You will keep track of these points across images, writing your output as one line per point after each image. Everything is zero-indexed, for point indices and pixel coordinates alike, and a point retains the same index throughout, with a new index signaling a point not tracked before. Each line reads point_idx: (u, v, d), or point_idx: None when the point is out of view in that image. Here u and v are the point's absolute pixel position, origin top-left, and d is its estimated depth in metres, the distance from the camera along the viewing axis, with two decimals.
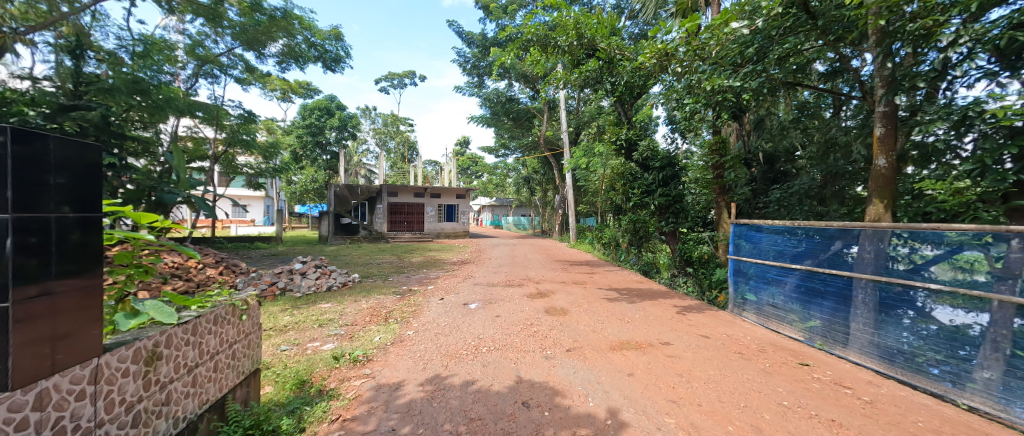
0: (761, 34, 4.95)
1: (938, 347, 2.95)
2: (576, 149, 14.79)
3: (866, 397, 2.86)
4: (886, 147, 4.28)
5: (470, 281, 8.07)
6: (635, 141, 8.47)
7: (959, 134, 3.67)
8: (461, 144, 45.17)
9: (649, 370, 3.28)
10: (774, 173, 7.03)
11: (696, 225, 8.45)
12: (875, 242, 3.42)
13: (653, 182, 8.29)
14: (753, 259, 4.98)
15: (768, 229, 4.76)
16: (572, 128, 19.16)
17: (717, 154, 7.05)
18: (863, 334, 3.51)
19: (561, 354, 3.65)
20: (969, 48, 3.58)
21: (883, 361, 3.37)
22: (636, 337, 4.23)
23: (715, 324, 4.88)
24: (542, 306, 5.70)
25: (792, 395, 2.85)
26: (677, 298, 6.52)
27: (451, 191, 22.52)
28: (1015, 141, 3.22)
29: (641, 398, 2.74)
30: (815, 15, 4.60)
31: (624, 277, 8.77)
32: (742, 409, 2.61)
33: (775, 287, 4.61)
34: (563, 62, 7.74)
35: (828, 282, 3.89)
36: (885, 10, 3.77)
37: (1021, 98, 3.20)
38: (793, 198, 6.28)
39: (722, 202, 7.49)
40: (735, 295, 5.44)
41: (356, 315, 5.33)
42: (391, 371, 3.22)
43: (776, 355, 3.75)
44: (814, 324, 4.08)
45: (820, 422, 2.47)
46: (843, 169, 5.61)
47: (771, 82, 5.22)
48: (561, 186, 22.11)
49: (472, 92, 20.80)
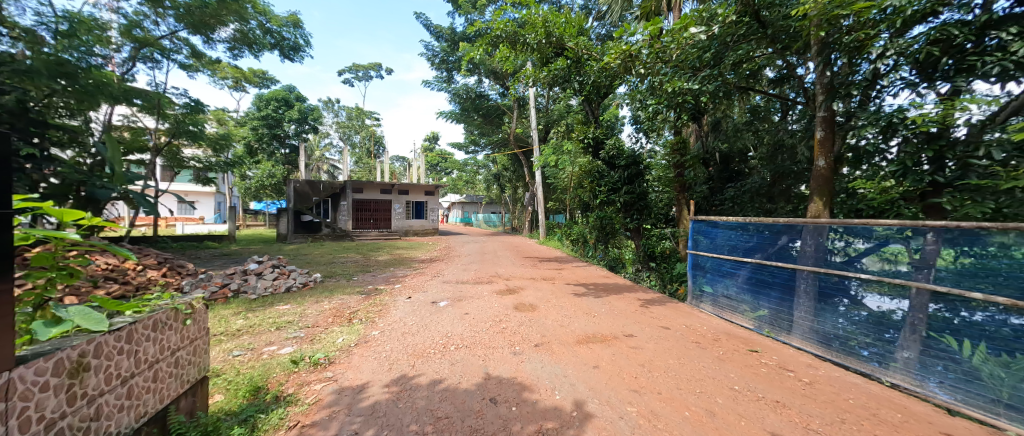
0: (717, 40, 5.20)
1: (868, 331, 3.27)
2: (545, 146, 14.90)
3: (806, 379, 3.12)
4: (824, 149, 4.64)
5: (439, 279, 7.96)
6: (602, 139, 8.76)
7: (887, 138, 4.03)
8: (430, 140, 44.48)
9: (613, 362, 3.39)
10: (729, 173, 7.44)
11: (659, 221, 8.80)
12: (816, 236, 3.74)
13: (618, 181, 8.60)
14: (710, 253, 5.26)
15: (724, 225, 5.05)
16: (542, 126, 19.27)
17: (677, 154, 7.45)
18: (804, 322, 3.83)
19: (529, 350, 3.70)
20: (895, 61, 3.97)
21: (821, 345, 3.68)
22: (602, 331, 4.35)
23: (675, 316, 5.13)
24: (511, 302, 5.73)
25: (742, 380, 3.05)
26: (640, 292, 6.78)
27: (419, 188, 21.96)
28: (931, 145, 3.66)
29: (605, 388, 2.83)
30: (766, 24, 4.98)
31: (591, 273, 8.97)
32: (697, 395, 2.76)
33: (729, 280, 4.90)
34: (532, 60, 7.78)
35: (775, 273, 4.17)
36: (824, 22, 4.11)
37: (936, 106, 3.60)
38: (745, 196, 6.74)
39: (683, 199, 7.86)
40: (693, 288, 5.73)
41: (317, 316, 5.11)
42: (354, 373, 3.12)
43: (728, 344, 4.00)
44: (763, 313, 4.39)
45: (767, 403, 2.66)
46: (788, 170, 6.00)
47: (727, 85, 5.52)
48: (531, 184, 22.21)
49: (441, 87, 20.44)
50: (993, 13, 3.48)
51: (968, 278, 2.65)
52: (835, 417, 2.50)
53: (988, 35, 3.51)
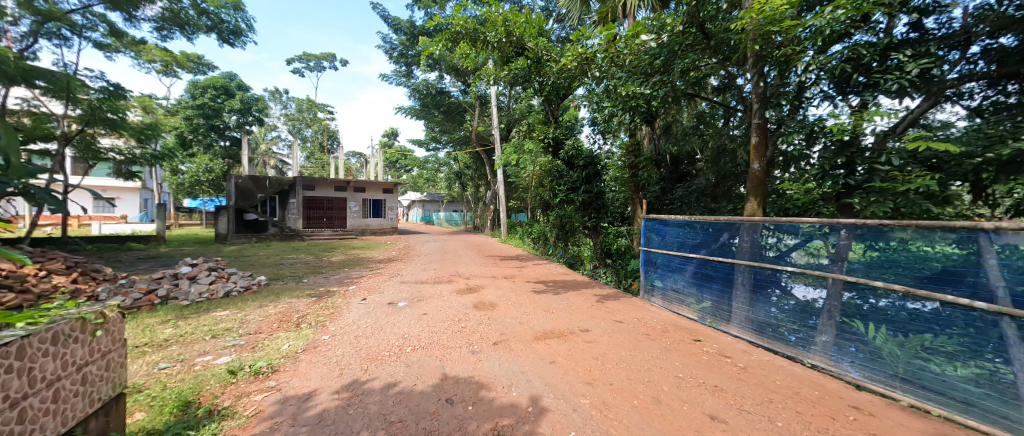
0: (666, 48, 5.54)
1: (794, 318, 3.62)
2: (506, 145, 14.94)
3: (741, 364, 3.41)
4: (759, 153, 5.06)
5: (397, 279, 7.73)
6: (561, 140, 9.04)
7: (810, 144, 4.49)
8: (388, 136, 43.06)
9: (569, 356, 3.48)
10: (678, 174, 7.95)
11: (615, 220, 9.05)
12: (752, 233, 4.08)
13: (577, 180, 8.98)
14: (661, 250, 5.57)
15: (673, 223, 5.35)
16: (504, 125, 19.30)
17: (632, 155, 7.86)
18: (742, 311, 4.17)
19: (487, 348, 3.70)
20: (816, 75, 4.42)
21: (756, 333, 4.02)
22: (559, 327, 4.46)
23: (628, 310, 5.38)
24: (471, 301, 5.70)
25: (686, 368, 3.26)
26: (597, 288, 7.03)
27: (376, 185, 21.08)
28: (845, 151, 4.11)
29: (560, 382, 2.90)
30: (709, 36, 5.36)
31: (551, 270, 9.14)
32: (646, 384, 2.91)
33: (678, 274, 5.21)
34: (493, 58, 7.79)
35: (717, 268, 4.49)
36: (759, 37, 4.46)
37: (849, 117, 4.05)
38: (692, 196, 7.21)
39: (637, 198, 8.20)
40: (645, 283, 6.03)
41: (261, 321, 4.76)
42: (301, 381, 2.95)
43: (675, 334, 4.26)
44: (706, 305, 4.71)
45: (707, 388, 2.87)
46: (730, 172, 6.60)
47: (675, 91, 5.83)
48: (493, 182, 22.17)
49: (399, 82, 19.81)
50: (893, 37, 4.03)
51: (873, 269, 3.01)
52: (764, 397, 2.75)
53: (889, 57, 4.04)
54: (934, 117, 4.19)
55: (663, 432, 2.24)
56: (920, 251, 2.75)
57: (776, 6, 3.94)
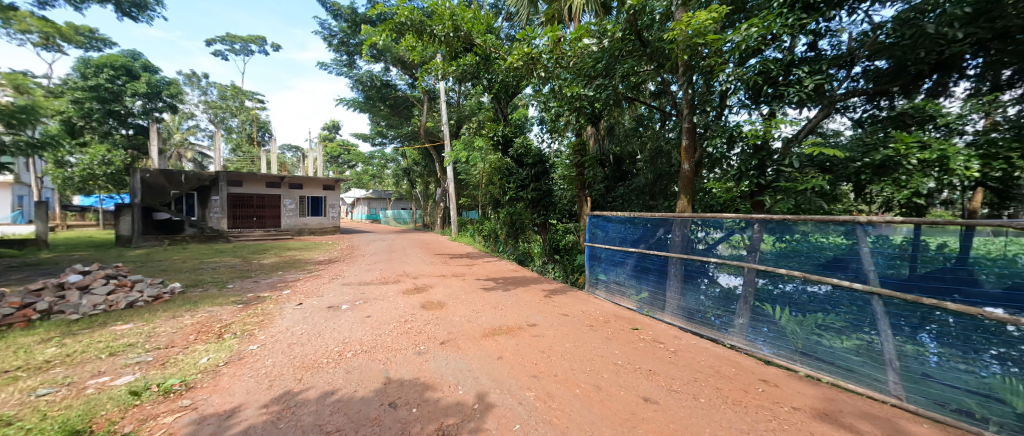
0: (607, 53, 5.80)
1: (718, 305, 4.01)
2: (456, 141, 14.71)
3: (672, 348, 3.71)
4: (689, 155, 5.50)
5: (338, 281, 7.28)
6: (510, 138, 9.11)
7: (730, 147, 4.98)
8: (328, 128, 40.34)
9: (516, 351, 3.54)
10: (620, 172, 8.34)
11: (564, 216, 9.38)
12: (683, 228, 4.43)
13: (525, 178, 9.04)
14: (604, 245, 5.85)
15: (615, 220, 5.64)
16: (453, 121, 18.98)
17: (578, 155, 8.13)
18: (674, 300, 4.53)
19: (434, 348, 3.63)
20: (735, 85, 4.92)
21: (686, 319, 4.39)
22: (508, 323, 4.50)
23: (574, 303, 5.59)
24: (418, 301, 5.55)
25: (624, 355, 3.47)
26: (545, 283, 7.22)
27: (315, 182, 19.68)
28: (757, 154, 4.62)
29: (506, 377, 2.94)
30: (646, 44, 5.64)
31: (501, 267, 9.19)
32: (587, 373, 3.05)
33: (619, 268, 5.52)
34: (440, 52, 7.62)
35: (653, 261, 4.82)
36: (688, 47, 4.83)
37: (760, 124, 4.56)
38: (632, 193, 7.68)
39: (583, 196, 8.52)
40: (590, 276, 6.30)
41: (175, 333, 4.23)
42: (222, 397, 2.67)
43: (615, 324, 4.51)
44: (644, 295, 5.05)
45: (642, 373, 3.08)
46: (666, 171, 7.10)
47: (616, 94, 6.09)
48: (443, 179, 21.74)
49: (340, 72, 18.60)
50: (794, 55, 4.63)
51: (780, 258, 3.42)
52: (691, 377, 3.02)
53: (791, 72, 4.63)
54: (827, 126, 4.88)
55: (601, 416, 2.36)
56: (817, 242, 3.14)
57: (701, 20, 4.28)
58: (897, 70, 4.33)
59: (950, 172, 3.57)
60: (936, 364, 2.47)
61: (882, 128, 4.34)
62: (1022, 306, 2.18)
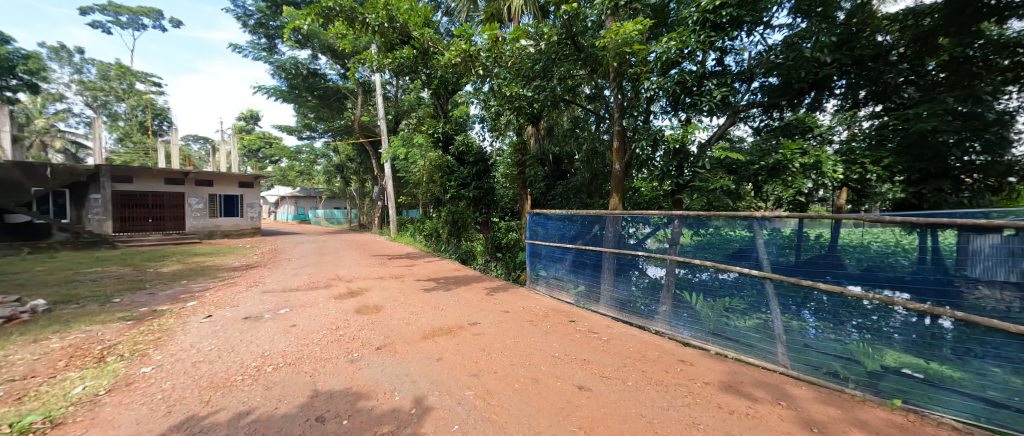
0: (545, 55, 5.97)
1: (645, 294, 4.35)
2: (394, 137, 14.14)
3: (605, 337, 3.94)
4: (620, 156, 5.81)
5: (258, 289, 6.56)
6: (451, 135, 9.04)
7: (655, 150, 5.40)
8: (245, 119, 36.18)
9: (456, 351, 3.49)
10: (559, 172, 8.75)
11: (506, 214, 9.61)
12: (615, 224, 4.72)
13: (468, 176, 9.09)
14: (544, 242, 6.02)
15: (554, 217, 5.84)
16: (391, 116, 18.08)
17: (519, 153, 8.23)
18: (608, 292, 4.81)
19: (368, 354, 3.44)
20: (658, 93, 5.37)
21: (618, 309, 4.69)
22: (448, 323, 4.43)
23: (515, 299, 5.68)
24: (352, 306, 5.23)
25: (562, 347, 3.61)
26: (487, 281, 7.22)
27: (229, 178, 17.53)
28: (678, 157, 5.06)
29: (446, 379, 2.89)
30: (579, 49, 5.84)
31: (442, 267, 9.00)
32: (526, 367, 3.12)
33: (559, 264, 5.72)
34: (375, 43, 7.23)
35: (590, 256, 5.08)
36: (617, 56, 5.13)
37: (679, 129, 5.01)
38: (570, 191, 8.09)
39: (524, 195, 8.68)
40: (531, 273, 6.45)
41: (37, 360, 3.49)
42: (103, 431, 2.26)
43: (554, 318, 4.67)
44: (581, 289, 5.29)
45: (578, 363, 3.23)
46: (600, 171, 7.50)
47: (554, 96, 6.33)
48: (380, 177, 20.65)
49: (258, 56, 16.74)
50: (705, 69, 5.18)
51: (696, 250, 3.79)
52: (621, 363, 3.23)
53: (704, 83, 5.17)
54: (733, 133, 5.55)
55: (539, 408, 2.43)
56: (726, 235, 3.54)
57: (628, 31, 4.58)
58: (785, 87, 5.04)
59: (823, 173, 4.28)
60: (814, 335, 2.92)
61: (775, 136, 5.03)
62: (872, 283, 2.65)
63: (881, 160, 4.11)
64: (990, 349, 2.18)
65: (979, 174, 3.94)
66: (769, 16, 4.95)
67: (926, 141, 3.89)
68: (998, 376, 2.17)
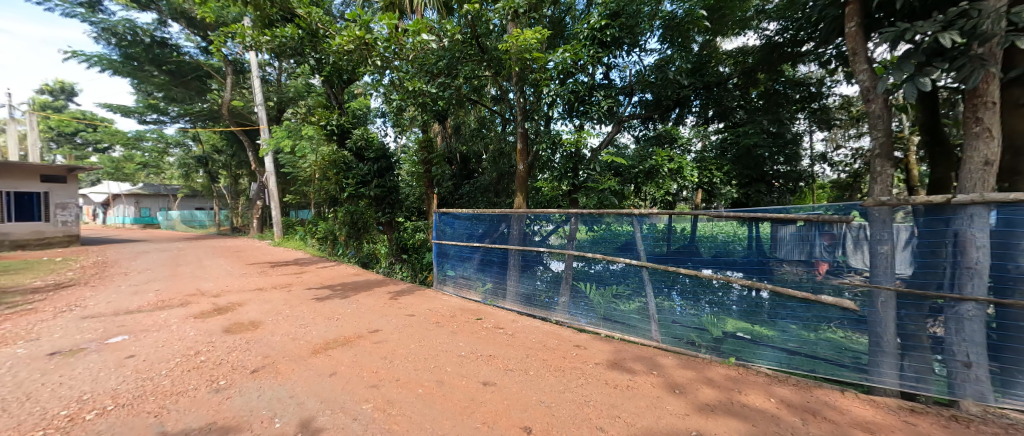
0: (449, 52, 5.85)
1: (547, 287, 4.61)
2: (277, 128, 12.37)
3: (510, 331, 4.08)
4: (524, 157, 5.93)
5: (76, 314, 5.06)
6: (348, 128, 8.49)
7: (553, 152, 5.77)
8: (52, 93, 27.53)
9: (352, 363, 3.21)
10: (466, 171, 8.68)
11: (412, 214, 9.14)
12: (519, 223, 4.89)
13: (367, 173, 8.49)
14: (451, 241, 5.95)
15: (460, 217, 5.79)
16: (272, 102, 15.70)
17: (425, 151, 7.99)
18: (514, 288, 4.99)
19: (240, 379, 2.93)
20: (555, 100, 5.75)
21: (523, 304, 4.89)
22: (344, 333, 4.05)
23: (421, 302, 5.49)
24: (220, 325, 4.40)
25: (468, 346, 3.62)
26: (390, 285, 6.82)
27: (26, 170, 13.12)
28: (574, 160, 5.50)
29: (339, 394, 2.63)
30: (484, 50, 5.90)
31: (339, 272, 8.20)
32: (431, 370, 3.04)
33: (466, 263, 5.70)
34: (247, 16, 6.19)
35: (497, 254, 5.19)
36: (520, 61, 5.32)
37: (574, 133, 5.43)
38: (478, 191, 8.15)
39: (430, 193, 8.42)
40: (438, 274, 6.31)
41: None
42: None
43: (461, 317, 4.65)
44: (488, 286, 5.37)
45: (484, 359, 3.28)
46: (506, 171, 7.69)
47: (458, 94, 6.25)
48: (259, 172, 17.80)
49: (72, 13, 12.88)
50: (594, 81, 5.74)
51: (591, 244, 4.17)
52: (523, 354, 3.38)
53: (594, 94, 5.73)
54: (619, 139, 6.25)
55: (443, 410, 2.39)
56: (613, 230, 3.97)
57: (528, 38, 4.75)
58: (657, 103, 5.89)
59: (684, 177, 5.18)
60: (679, 312, 3.46)
61: (650, 144, 5.82)
62: (719, 266, 3.26)
63: (722, 167, 5.09)
64: (789, 311, 2.88)
65: (782, 180, 5.21)
66: (643, 40, 5.72)
67: (751, 154, 5.00)
68: (793, 331, 2.89)
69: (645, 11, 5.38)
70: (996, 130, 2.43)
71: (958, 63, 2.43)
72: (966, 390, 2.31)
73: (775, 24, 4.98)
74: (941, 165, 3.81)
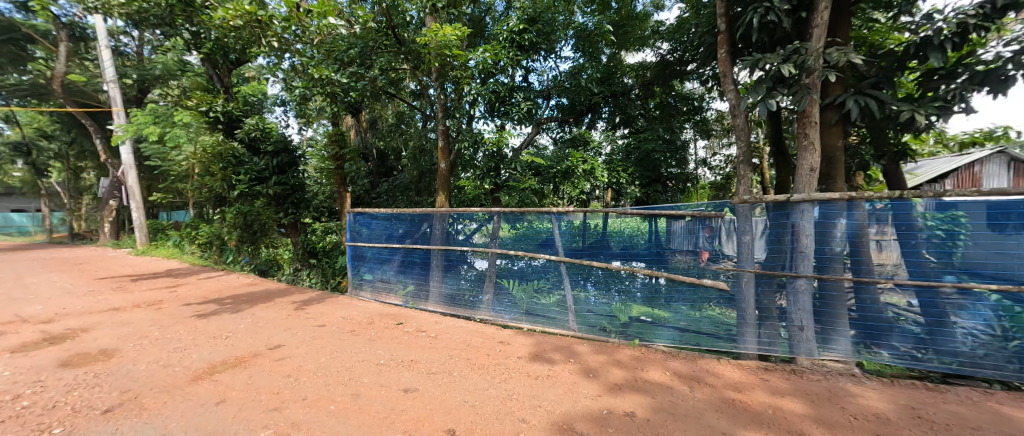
0: (361, 41, 5.50)
1: (471, 286, 4.61)
2: (137, 111, 10.18)
3: (433, 333, 3.99)
4: (445, 155, 5.88)
5: None
6: (238, 117, 7.47)
7: (475, 150, 5.79)
8: None
9: (247, 386, 2.82)
10: (384, 169, 8.33)
11: (321, 214, 8.37)
12: (442, 222, 4.80)
13: (264, 168, 7.54)
14: (367, 243, 5.57)
15: (378, 217, 5.46)
16: (130, 80, 12.89)
17: (336, 146, 7.27)
18: (437, 288, 4.89)
19: (86, 423, 2.36)
20: (475, 99, 5.76)
21: (446, 304, 4.82)
22: (236, 353, 3.53)
23: (332, 310, 5.06)
24: (54, 359, 3.48)
25: (387, 353, 3.45)
26: (295, 294, 6.13)
27: None
28: (495, 160, 5.64)
29: (230, 424, 2.29)
30: (400, 42, 5.66)
31: (228, 283, 7.10)
32: (345, 383, 2.83)
33: (385, 265, 5.41)
34: None
35: (418, 254, 5.04)
36: (439, 56, 5.19)
37: (495, 133, 5.52)
38: (397, 189, 7.80)
39: (343, 192, 7.76)
40: (354, 278, 5.86)
41: None
42: None
43: (379, 323, 4.40)
44: (409, 288, 5.18)
45: (405, 365, 3.16)
46: (427, 169, 7.42)
47: (373, 86, 5.87)
48: (113, 165, 14.54)
49: None
50: (514, 82, 5.91)
51: (513, 241, 4.26)
52: (446, 356, 3.34)
53: (513, 95, 5.89)
54: (539, 140, 6.51)
55: (357, 425, 2.23)
56: (534, 228, 4.12)
57: (447, 34, 4.67)
58: (572, 107, 6.28)
59: (596, 177, 5.57)
60: (593, 302, 3.76)
61: (567, 146, 6.13)
62: (625, 258, 3.62)
63: (627, 169, 5.64)
64: (680, 295, 3.33)
65: (674, 181, 5.98)
66: (559, 47, 6.04)
67: (650, 158, 5.67)
68: (683, 312, 3.34)
69: (560, 20, 5.74)
70: (817, 143, 3.12)
71: (794, 88, 3.06)
72: (801, 348, 2.94)
73: (667, 44, 5.68)
74: (784, 170, 4.74)
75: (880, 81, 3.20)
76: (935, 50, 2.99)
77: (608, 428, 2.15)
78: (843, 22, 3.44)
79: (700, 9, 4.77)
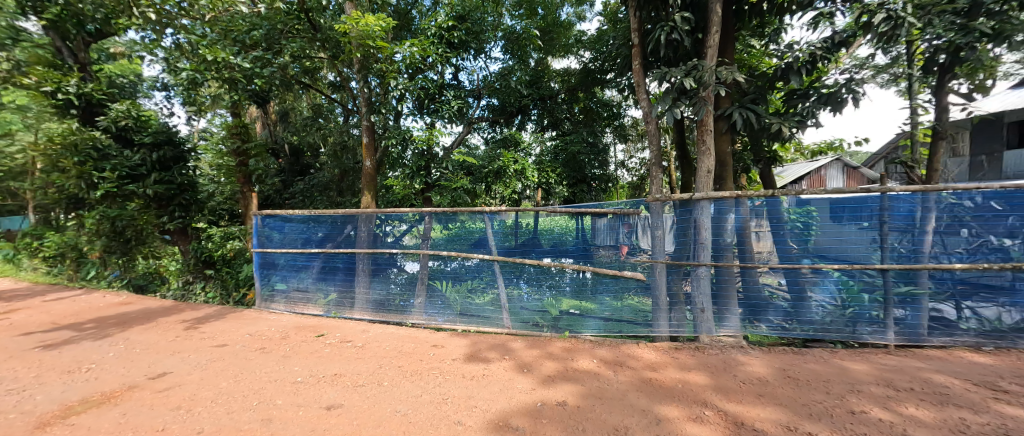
0: (267, 22, 4.93)
1: (401, 290, 4.42)
2: None
3: (360, 343, 3.75)
4: (371, 153, 5.54)
5: None
6: (101, 100, 6.22)
7: (404, 148, 5.54)
8: None
9: (120, 426, 2.33)
10: (299, 166, 7.62)
11: (219, 219, 7.37)
12: (368, 224, 4.53)
13: (140, 163, 6.35)
14: (279, 249, 5.02)
15: (292, 219, 4.94)
16: None
17: (237, 139, 6.45)
18: (363, 295, 4.60)
19: None
20: (402, 95, 5.54)
21: (375, 311, 4.56)
22: (105, 388, 2.91)
23: (237, 327, 4.45)
24: None
25: (306, 369, 3.15)
26: (186, 311, 5.25)
27: None
28: (425, 158, 5.51)
29: None
30: (316, 28, 5.28)
31: (90, 304, 5.80)
32: (255, 408, 2.51)
33: (302, 273, 4.93)
34: None
35: (340, 258, 4.69)
36: (362, 47, 4.87)
37: (424, 131, 5.37)
38: (315, 190, 7.10)
39: (248, 192, 6.81)
40: (263, 290, 5.23)
41: None
42: None
43: (296, 337, 4.00)
44: (332, 297, 4.78)
45: (328, 380, 2.92)
46: (350, 167, 6.91)
47: (283, 75, 5.29)
48: None
49: None
50: (443, 79, 5.79)
51: (446, 242, 4.20)
52: (374, 366, 3.16)
53: (443, 93, 5.78)
54: (470, 140, 6.47)
55: None
56: (468, 227, 4.10)
57: (370, 23, 4.41)
58: (503, 108, 6.37)
59: (527, 177, 5.72)
60: (526, 298, 3.86)
61: (499, 146, 6.17)
62: (555, 254, 3.78)
63: (556, 170, 5.90)
64: (604, 286, 3.59)
65: (598, 181, 6.41)
66: (489, 47, 6.08)
67: (575, 159, 6.00)
68: (607, 302, 3.60)
69: (488, 21, 5.78)
70: (712, 148, 3.60)
71: (694, 99, 3.48)
72: (702, 328, 3.36)
73: (588, 53, 6.07)
74: (687, 172, 5.37)
75: (757, 98, 3.79)
76: (795, 73, 3.62)
77: (542, 420, 2.23)
78: (730, 44, 4.01)
79: (616, 23, 5.19)
